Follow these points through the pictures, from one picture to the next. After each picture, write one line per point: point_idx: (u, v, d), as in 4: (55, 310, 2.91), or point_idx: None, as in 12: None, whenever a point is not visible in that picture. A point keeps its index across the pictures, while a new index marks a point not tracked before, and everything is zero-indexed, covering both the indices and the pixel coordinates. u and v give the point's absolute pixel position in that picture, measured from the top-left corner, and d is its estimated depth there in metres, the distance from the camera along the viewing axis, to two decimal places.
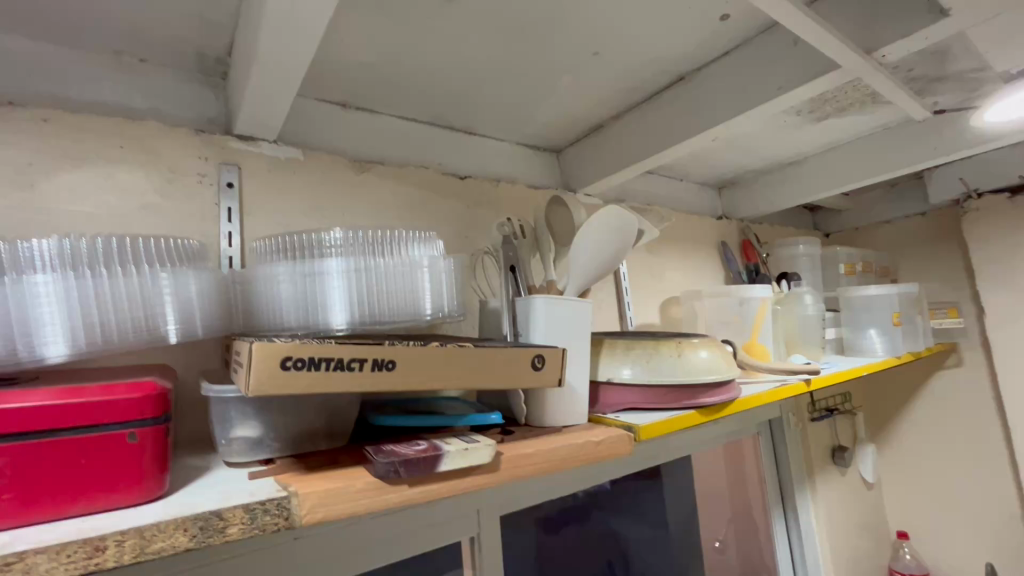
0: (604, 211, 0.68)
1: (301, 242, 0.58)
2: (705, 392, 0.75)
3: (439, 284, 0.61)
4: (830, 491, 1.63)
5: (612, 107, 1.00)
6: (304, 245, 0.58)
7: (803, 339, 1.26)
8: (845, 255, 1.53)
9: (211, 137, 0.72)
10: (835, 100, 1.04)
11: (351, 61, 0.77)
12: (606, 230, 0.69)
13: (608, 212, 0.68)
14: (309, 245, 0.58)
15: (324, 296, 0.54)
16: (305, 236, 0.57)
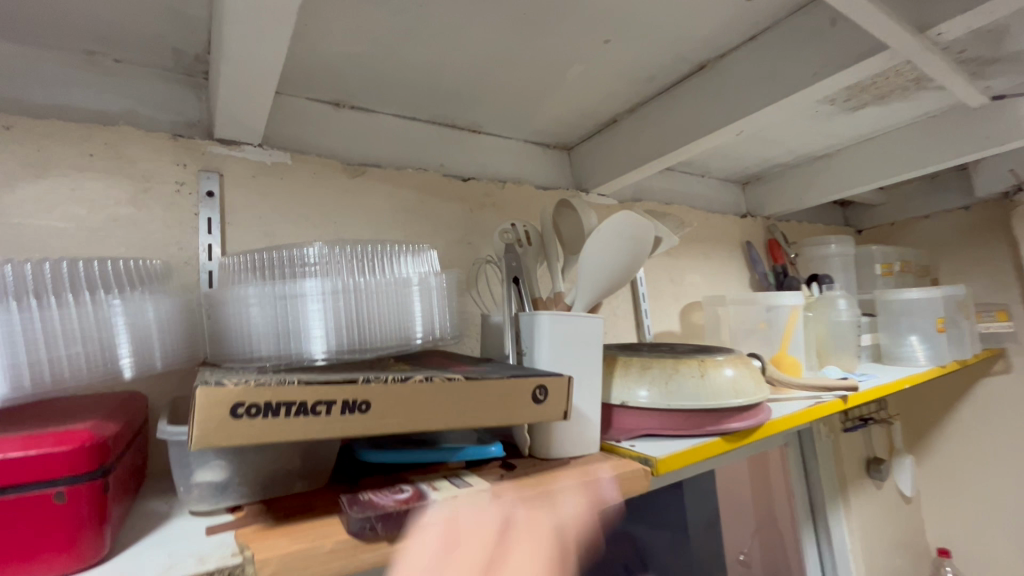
0: (616, 216, 0.61)
1: (277, 260, 0.52)
2: (732, 417, 0.68)
3: (432, 303, 0.55)
4: (864, 505, 1.53)
5: (627, 100, 0.92)
6: (277, 263, 0.52)
7: (836, 347, 1.17)
8: (881, 255, 1.42)
9: (190, 142, 0.67)
10: (874, 87, 0.95)
11: (341, 55, 0.71)
12: (618, 238, 0.61)
13: (620, 217, 0.61)
14: (283, 264, 0.52)
15: (303, 321, 0.48)
16: (278, 253, 0.51)
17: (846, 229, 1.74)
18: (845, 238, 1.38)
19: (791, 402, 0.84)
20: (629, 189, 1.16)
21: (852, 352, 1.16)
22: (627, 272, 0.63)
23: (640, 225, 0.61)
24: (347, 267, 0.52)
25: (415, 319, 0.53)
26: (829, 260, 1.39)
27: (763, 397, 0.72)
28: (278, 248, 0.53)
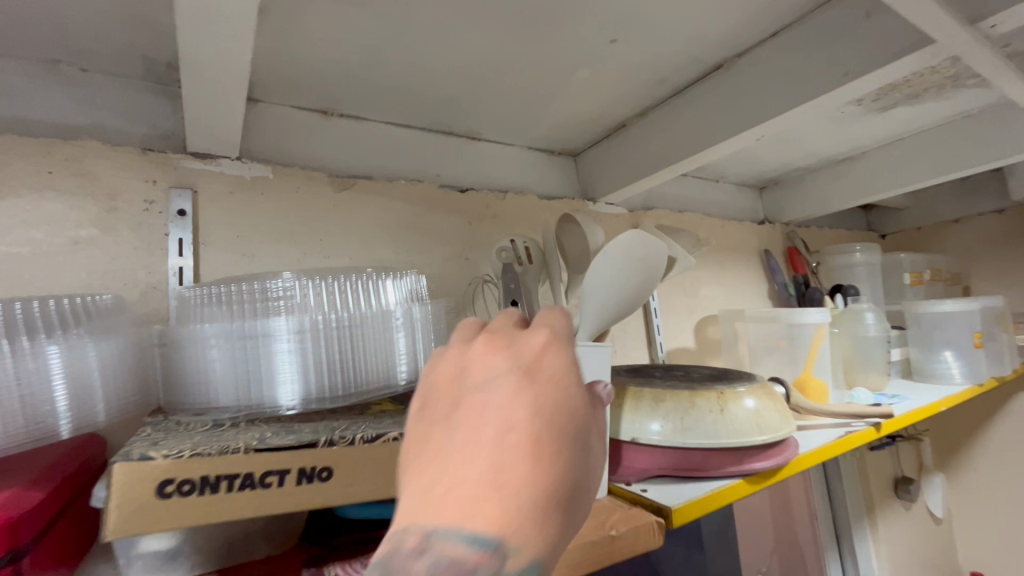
0: (624, 236, 0.54)
1: (242, 292, 0.46)
2: (756, 455, 0.61)
3: (419, 334, 0.50)
4: (892, 527, 1.45)
5: (636, 103, 0.86)
6: (239, 297, 0.45)
7: (864, 365, 1.09)
8: (910, 263, 1.34)
9: (162, 157, 0.62)
10: (907, 86, 0.87)
11: (325, 59, 0.66)
12: (626, 262, 0.55)
13: (628, 237, 0.54)
14: (248, 298, 0.46)
15: (275, 364, 0.43)
16: (243, 287, 0.46)
17: (870, 234, 1.65)
18: (870, 245, 1.30)
19: (818, 434, 0.77)
20: (639, 197, 1.10)
21: (881, 370, 1.09)
22: (636, 298, 0.57)
23: (652, 247, 0.54)
24: (322, 300, 0.47)
25: (400, 354, 0.49)
26: (853, 268, 1.31)
27: (789, 432, 0.65)
28: (244, 278, 0.47)
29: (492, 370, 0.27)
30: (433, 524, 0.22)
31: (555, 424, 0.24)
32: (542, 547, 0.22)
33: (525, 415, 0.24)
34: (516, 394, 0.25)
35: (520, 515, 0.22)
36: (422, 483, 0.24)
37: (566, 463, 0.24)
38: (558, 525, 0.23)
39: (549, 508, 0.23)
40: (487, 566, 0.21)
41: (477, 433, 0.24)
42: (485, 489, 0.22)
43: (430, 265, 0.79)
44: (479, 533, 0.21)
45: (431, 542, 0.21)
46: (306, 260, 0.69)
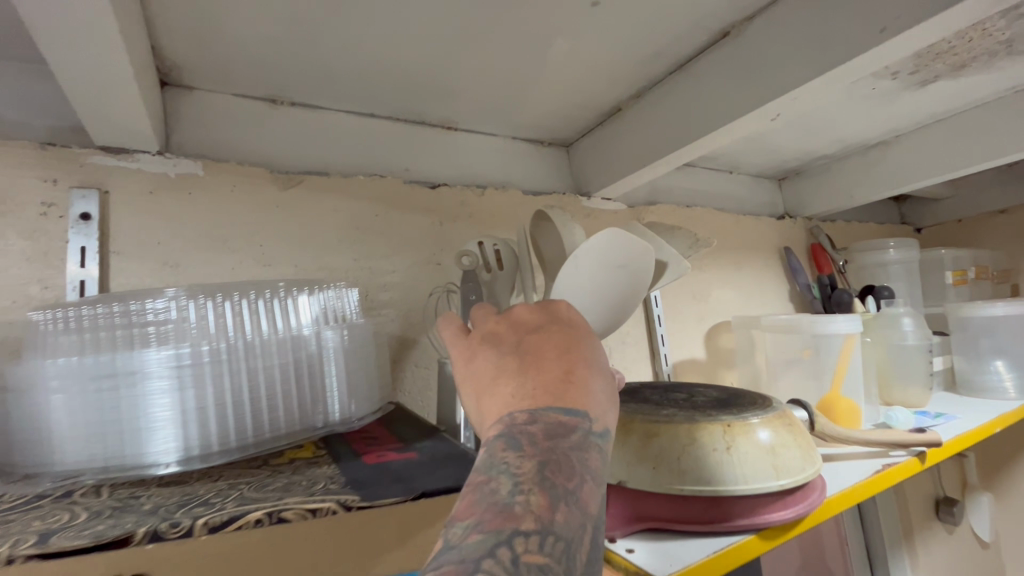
0: (600, 236, 0.43)
1: (112, 315, 0.36)
2: (772, 505, 0.49)
3: (332, 367, 0.43)
4: (932, 554, 1.30)
5: (630, 83, 0.75)
6: (100, 324, 0.35)
7: (902, 377, 0.96)
8: (952, 259, 1.19)
9: (64, 152, 0.53)
10: (952, 53, 0.74)
11: (257, 38, 0.56)
12: (602, 268, 0.44)
13: (605, 236, 0.43)
14: (112, 323, 0.36)
15: (144, 412, 0.33)
16: (106, 310, 0.36)
17: (904, 228, 1.50)
18: (906, 241, 1.16)
19: (849, 468, 0.65)
20: (641, 191, 0.99)
21: (923, 383, 0.94)
22: (616, 313, 0.46)
23: (634, 250, 0.43)
24: (217, 324, 0.37)
25: (306, 393, 0.40)
26: (886, 267, 1.17)
27: (814, 473, 0.53)
28: (117, 297, 0.37)
29: (535, 319, 0.39)
30: (536, 406, 0.33)
31: (588, 344, 0.38)
32: (603, 411, 0.35)
33: (575, 342, 0.37)
34: (560, 329, 0.37)
35: (590, 392, 0.35)
36: (514, 390, 0.34)
37: (601, 367, 0.37)
38: (608, 400, 0.36)
39: (600, 390, 0.36)
40: (578, 425, 0.33)
41: (547, 355, 0.36)
42: (563, 382, 0.34)
43: (393, 272, 0.69)
44: (566, 405, 0.33)
45: (539, 415, 0.33)
46: (242, 268, 0.60)
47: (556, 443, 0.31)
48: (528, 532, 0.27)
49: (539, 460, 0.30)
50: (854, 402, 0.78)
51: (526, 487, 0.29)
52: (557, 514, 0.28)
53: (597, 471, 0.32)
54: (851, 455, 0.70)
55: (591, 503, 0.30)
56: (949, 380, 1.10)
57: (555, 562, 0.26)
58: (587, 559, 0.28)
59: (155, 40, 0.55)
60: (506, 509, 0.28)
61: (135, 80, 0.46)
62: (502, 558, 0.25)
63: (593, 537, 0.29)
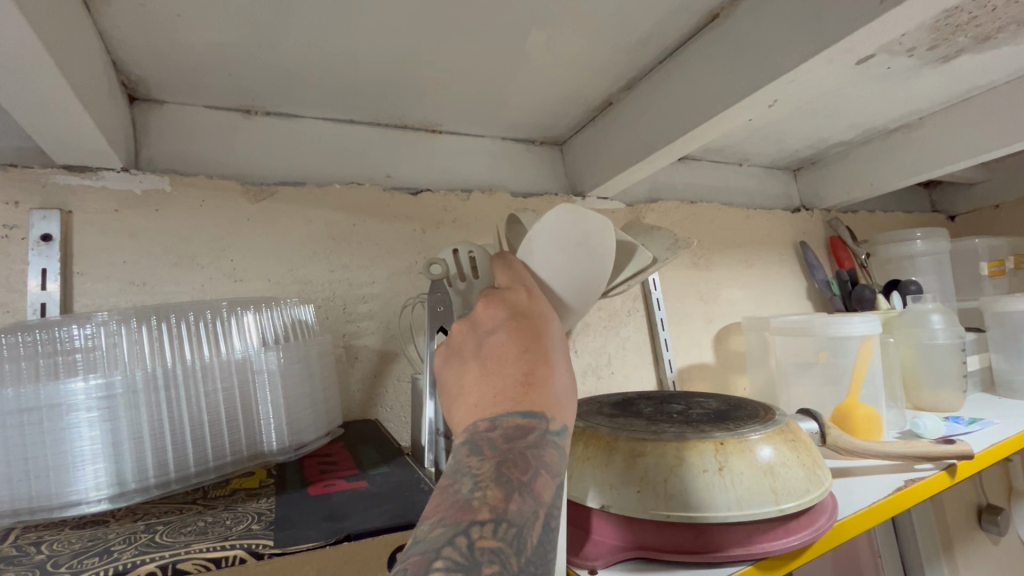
0: (554, 212, 0.40)
1: (23, 343, 0.33)
2: (771, 532, 0.45)
3: (267, 395, 0.40)
4: (973, 567, 1.20)
5: (618, 74, 0.71)
6: (11, 352, 0.32)
7: (931, 378, 0.88)
8: (987, 249, 1.10)
9: (24, 171, 0.52)
10: (974, 24, 0.67)
11: (217, 47, 0.54)
12: (560, 250, 0.40)
13: (560, 213, 0.40)
14: (23, 350, 0.33)
15: (53, 451, 0.31)
16: (17, 336, 0.33)
17: (935, 217, 1.40)
18: (935, 231, 1.07)
19: (867, 485, 0.59)
20: (641, 189, 0.94)
21: (956, 384, 0.87)
22: (577, 299, 0.42)
23: (594, 226, 0.40)
24: (135, 352, 0.34)
25: (236, 422, 0.38)
26: (912, 259, 1.09)
27: (821, 494, 0.48)
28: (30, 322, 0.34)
29: (497, 313, 0.35)
30: (497, 412, 0.30)
31: (548, 338, 0.34)
32: (566, 409, 0.31)
33: (533, 339, 0.33)
34: (521, 326, 0.34)
35: (552, 390, 0.31)
36: (477, 398, 0.31)
37: (563, 362, 0.34)
38: (573, 397, 0.33)
39: (565, 388, 0.32)
40: (535, 425, 0.29)
41: (505, 359, 0.32)
42: (524, 384, 0.31)
43: (373, 284, 0.67)
44: (523, 407, 0.30)
45: (497, 420, 0.29)
46: (211, 285, 0.58)
47: (513, 441, 0.28)
48: (484, 521, 0.24)
49: (498, 460, 0.27)
50: (873, 409, 0.72)
51: (481, 481, 0.26)
52: (512, 505, 0.26)
53: (556, 470, 0.29)
54: (870, 469, 0.64)
55: (549, 494, 0.27)
56: (987, 381, 1.02)
57: (510, 548, 0.24)
58: (547, 544, 0.26)
59: (115, 55, 0.53)
60: (462, 504, 0.25)
61: (79, 97, 0.44)
62: (457, 548, 0.23)
63: (554, 522, 0.27)
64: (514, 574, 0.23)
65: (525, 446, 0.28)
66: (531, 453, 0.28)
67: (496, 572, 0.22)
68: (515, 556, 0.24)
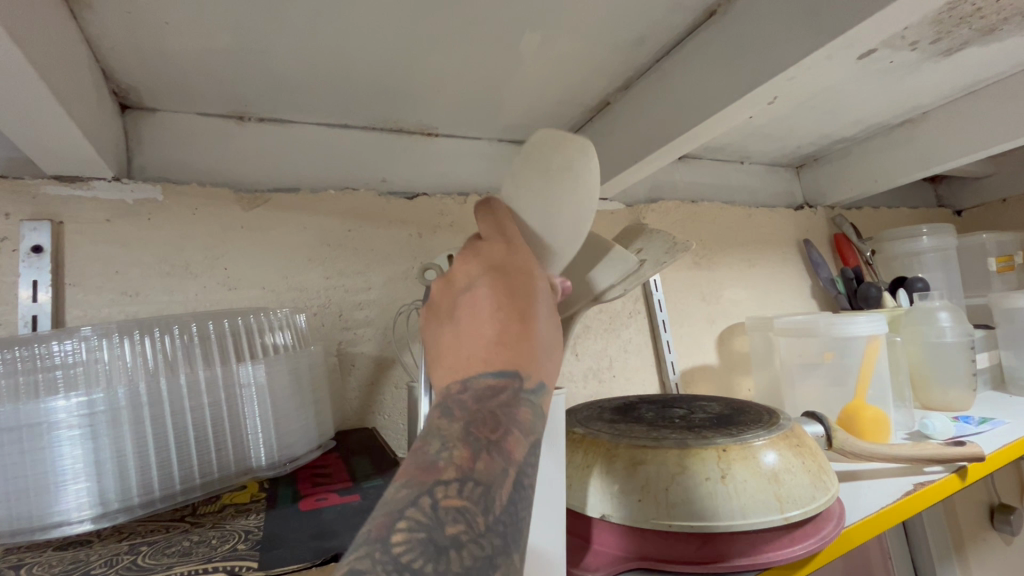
0: (536, 134, 0.38)
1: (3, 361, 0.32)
2: (776, 541, 0.44)
3: (254, 409, 0.40)
4: (987, 567, 1.19)
5: (615, 74, 0.70)
6: None
7: (941, 376, 0.87)
8: (995, 245, 1.08)
9: (13, 182, 0.51)
10: (978, 16, 0.66)
11: (208, 54, 0.54)
12: (544, 180, 0.37)
13: (546, 137, 0.37)
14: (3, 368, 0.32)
15: (37, 472, 0.31)
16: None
17: (941, 212, 1.38)
18: (941, 226, 1.06)
19: (874, 490, 0.58)
20: (641, 188, 0.93)
21: (966, 382, 0.85)
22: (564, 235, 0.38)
23: (577, 152, 0.37)
24: (120, 369, 0.35)
25: (221, 438, 0.38)
26: (918, 255, 1.08)
27: (828, 501, 0.47)
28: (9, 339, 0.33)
29: (472, 267, 0.34)
30: (469, 373, 0.31)
31: (526, 292, 0.33)
32: (542, 366, 0.32)
33: (507, 296, 0.32)
34: (495, 282, 0.33)
35: (526, 348, 0.32)
36: (452, 359, 0.32)
37: (542, 313, 0.34)
38: (549, 351, 0.33)
39: (542, 344, 0.33)
40: (508, 384, 0.30)
41: (478, 319, 0.32)
42: (496, 345, 0.31)
43: (369, 290, 0.66)
44: (496, 367, 0.31)
45: (469, 381, 0.31)
46: (205, 294, 0.57)
47: (483, 402, 0.30)
48: (449, 481, 0.26)
49: (467, 418, 0.29)
50: (880, 410, 0.70)
51: (449, 442, 0.28)
52: (479, 465, 0.27)
53: (530, 424, 0.30)
54: (878, 472, 0.63)
55: (520, 451, 0.29)
56: (997, 378, 1.00)
57: (475, 507, 0.26)
58: (517, 503, 0.27)
59: (104, 63, 0.53)
60: (429, 464, 0.27)
61: (65, 107, 0.43)
62: (421, 508, 0.25)
63: (524, 479, 0.28)
64: (478, 533, 0.25)
65: (496, 404, 0.29)
66: (502, 412, 0.29)
67: (459, 531, 0.25)
68: (481, 515, 0.26)
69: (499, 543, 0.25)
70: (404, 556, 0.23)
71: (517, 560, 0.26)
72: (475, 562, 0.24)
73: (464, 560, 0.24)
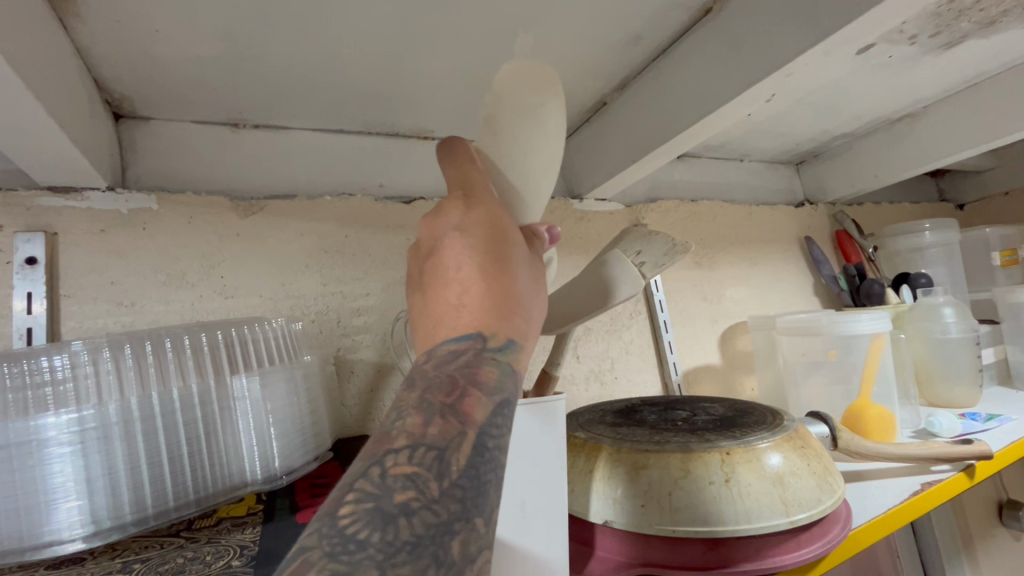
0: (501, 75, 0.40)
1: None
2: (782, 545, 0.43)
3: (246, 421, 0.39)
4: (997, 564, 1.18)
5: (611, 73, 0.69)
6: None
7: (946, 374, 0.86)
8: (998, 239, 1.07)
9: (6, 194, 0.51)
10: (977, 9, 0.65)
11: (200, 61, 0.53)
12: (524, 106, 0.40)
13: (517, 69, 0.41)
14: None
15: (26, 490, 0.31)
16: None
17: (944, 206, 1.37)
18: (944, 221, 1.05)
19: (880, 490, 0.57)
20: (640, 188, 0.92)
21: (971, 378, 0.84)
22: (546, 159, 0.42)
23: (550, 85, 0.42)
24: (109, 385, 0.34)
25: (214, 452, 0.38)
26: (920, 250, 1.07)
27: (834, 503, 0.46)
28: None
29: (431, 226, 0.33)
30: (432, 340, 0.30)
31: (484, 243, 0.31)
32: (510, 320, 0.30)
33: (465, 252, 0.31)
34: (454, 239, 0.31)
35: (488, 304, 0.29)
36: (419, 326, 0.31)
37: (509, 263, 0.31)
38: (519, 304, 0.31)
39: (509, 297, 0.30)
40: (470, 347, 0.29)
41: (438, 281, 0.31)
42: (454, 307, 0.30)
43: (367, 295, 0.66)
44: (458, 330, 0.29)
45: (432, 351, 0.29)
46: (202, 303, 0.57)
47: (441, 367, 0.28)
48: (399, 449, 0.25)
49: (426, 385, 0.27)
50: (884, 408, 0.70)
51: (405, 410, 0.26)
52: (433, 429, 0.25)
53: (498, 386, 0.28)
54: (884, 472, 0.62)
55: (479, 414, 0.27)
56: (1004, 373, 0.99)
57: (428, 472, 0.24)
58: (479, 469, 0.25)
59: (96, 73, 0.53)
60: (382, 436, 0.26)
61: (56, 118, 0.43)
62: (370, 478, 0.24)
63: (486, 441, 0.26)
64: (432, 499, 0.23)
65: (456, 368, 0.28)
66: (460, 374, 0.27)
67: (411, 498, 0.23)
68: (434, 481, 0.24)
69: (458, 508, 0.24)
70: (350, 528, 0.22)
71: (482, 526, 0.24)
72: (428, 529, 0.22)
73: (416, 527, 0.22)
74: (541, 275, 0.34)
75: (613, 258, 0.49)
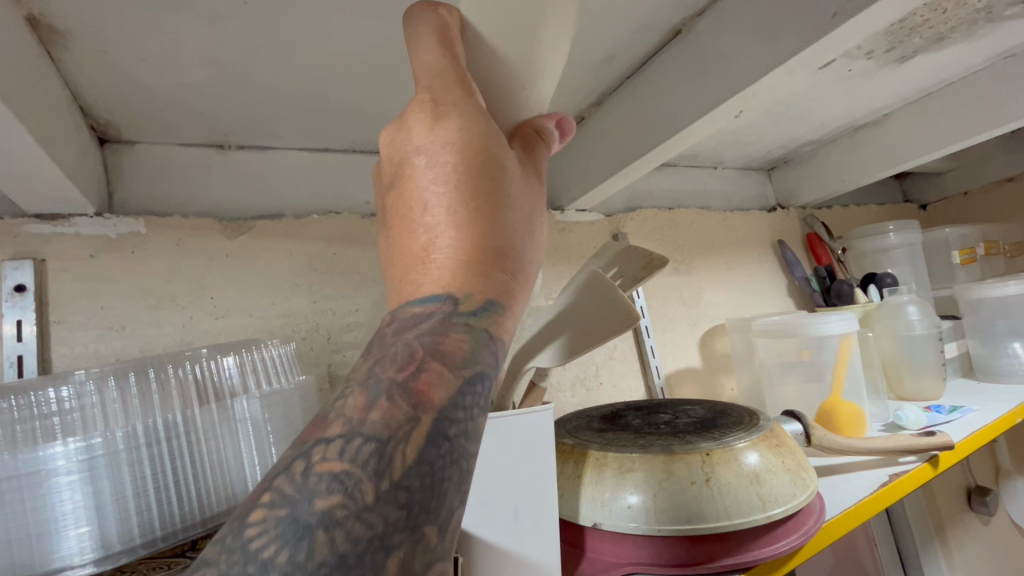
0: None
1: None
2: (758, 540, 0.46)
3: (247, 444, 0.41)
4: (968, 549, 1.23)
5: (588, 90, 0.72)
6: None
7: (912, 368, 0.90)
8: (957, 238, 1.13)
9: None
10: (927, 27, 0.69)
11: (185, 87, 0.54)
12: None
13: None
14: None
15: (36, 519, 0.31)
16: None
17: (908, 207, 1.44)
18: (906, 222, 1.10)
19: (853, 482, 0.60)
20: (620, 198, 0.95)
21: (935, 371, 0.89)
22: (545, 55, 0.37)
23: None
24: (114, 413, 0.36)
25: (216, 474, 0.39)
26: (886, 251, 1.12)
27: (808, 497, 0.49)
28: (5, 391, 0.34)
29: (401, 160, 0.33)
30: (405, 289, 0.31)
31: (454, 188, 0.31)
32: (484, 274, 0.31)
33: (433, 198, 0.31)
34: (417, 181, 0.32)
35: (458, 261, 0.31)
36: (391, 267, 0.33)
37: (484, 208, 0.31)
38: (495, 253, 0.31)
39: (483, 249, 0.31)
40: (439, 308, 0.30)
41: (406, 221, 0.31)
42: (422, 257, 0.31)
43: (357, 311, 0.67)
44: (427, 286, 0.31)
45: (399, 312, 0.31)
46: (193, 323, 0.58)
47: (402, 334, 0.30)
48: (330, 440, 0.26)
49: (382, 352, 0.29)
50: (855, 405, 0.73)
51: (350, 389, 0.28)
52: (373, 414, 0.26)
53: (467, 349, 0.30)
54: (856, 466, 0.65)
55: (438, 395, 0.28)
56: (967, 366, 1.04)
57: (361, 472, 0.25)
58: (428, 467, 0.26)
59: (83, 100, 0.53)
60: (321, 422, 0.27)
61: (45, 148, 0.44)
62: (295, 472, 0.25)
63: (445, 428, 0.27)
64: (360, 508, 0.24)
65: (421, 338, 0.29)
66: (421, 346, 0.29)
67: (334, 506, 0.24)
68: (368, 483, 0.24)
69: (396, 517, 0.24)
70: (257, 543, 0.23)
71: (433, 536, 0.25)
72: (354, 545, 0.23)
73: (337, 544, 0.23)
74: (531, 214, 0.34)
75: (583, 279, 0.50)
